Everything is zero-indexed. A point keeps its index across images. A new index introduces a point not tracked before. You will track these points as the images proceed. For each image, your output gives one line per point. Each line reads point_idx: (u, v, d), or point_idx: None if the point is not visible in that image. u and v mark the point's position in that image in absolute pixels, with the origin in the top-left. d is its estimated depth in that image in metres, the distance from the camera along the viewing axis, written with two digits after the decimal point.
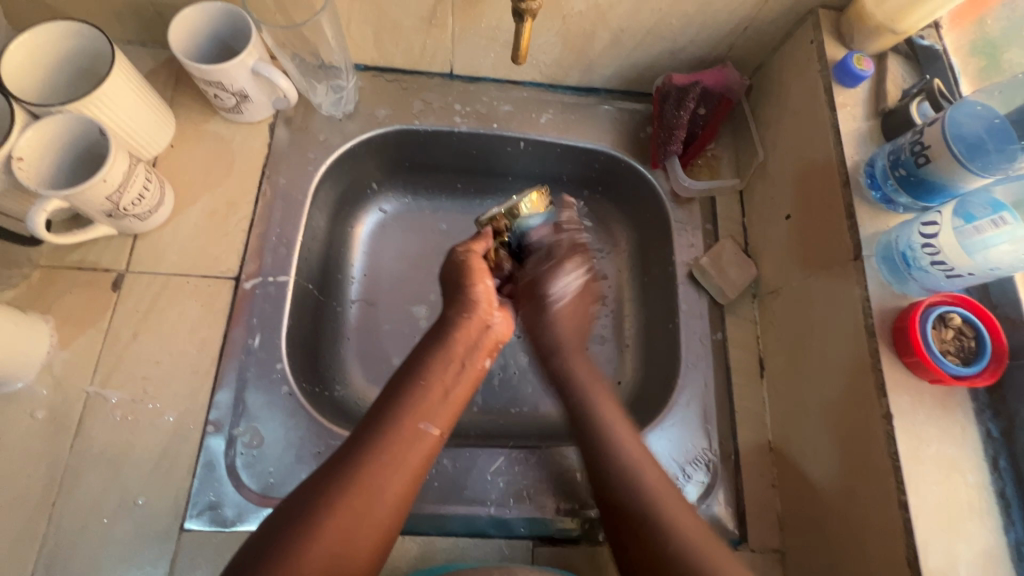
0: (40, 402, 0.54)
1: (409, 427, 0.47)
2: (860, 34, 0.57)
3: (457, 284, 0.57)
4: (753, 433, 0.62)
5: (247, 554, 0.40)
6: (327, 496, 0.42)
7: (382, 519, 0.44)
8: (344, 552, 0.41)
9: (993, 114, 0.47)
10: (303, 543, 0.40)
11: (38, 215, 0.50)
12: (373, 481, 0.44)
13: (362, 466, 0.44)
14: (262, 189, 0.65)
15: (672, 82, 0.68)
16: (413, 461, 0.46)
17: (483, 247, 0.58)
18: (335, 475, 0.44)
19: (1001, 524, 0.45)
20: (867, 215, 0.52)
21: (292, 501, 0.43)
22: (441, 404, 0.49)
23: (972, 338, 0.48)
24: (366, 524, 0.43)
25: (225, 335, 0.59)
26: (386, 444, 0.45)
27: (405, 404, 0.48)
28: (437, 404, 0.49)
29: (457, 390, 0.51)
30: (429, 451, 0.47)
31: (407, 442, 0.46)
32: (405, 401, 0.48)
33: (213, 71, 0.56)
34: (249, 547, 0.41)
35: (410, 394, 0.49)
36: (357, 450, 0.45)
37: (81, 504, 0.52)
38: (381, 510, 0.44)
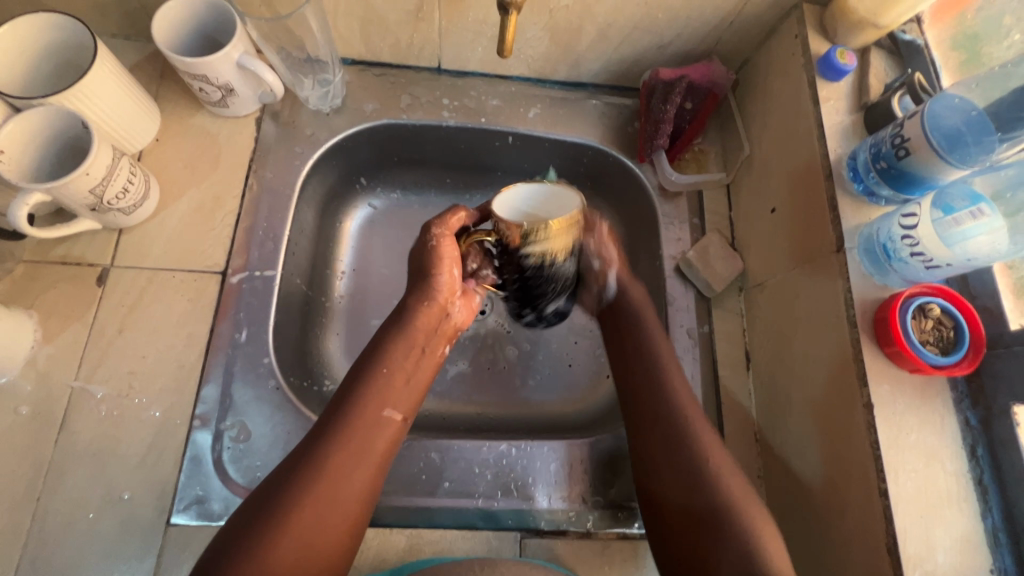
0: (24, 398, 0.54)
1: (370, 413, 0.49)
2: (843, 28, 0.58)
3: (418, 271, 0.56)
4: (739, 425, 0.62)
5: (223, 545, 0.42)
6: (294, 483, 0.44)
7: (352, 501, 0.46)
8: (317, 536, 0.43)
9: (971, 106, 0.48)
10: (275, 530, 0.42)
11: (21, 208, 0.49)
12: (339, 466, 0.46)
13: (327, 454, 0.46)
14: (249, 183, 0.65)
15: (658, 77, 0.69)
16: (376, 445, 0.48)
17: (455, 224, 0.54)
18: (300, 464, 0.45)
19: (979, 511, 0.46)
20: (849, 208, 0.53)
21: (261, 491, 0.45)
22: (400, 390, 0.52)
23: (951, 328, 0.48)
24: (337, 508, 0.45)
25: (212, 329, 0.59)
26: (349, 431, 0.48)
27: (367, 393, 0.50)
28: (397, 390, 0.52)
29: (415, 376, 0.53)
30: (391, 435, 0.50)
31: (370, 428, 0.49)
32: (366, 389, 0.50)
33: (197, 64, 0.56)
34: (223, 539, 0.43)
35: (370, 383, 0.51)
36: (322, 439, 0.47)
37: (66, 500, 0.52)
38: (349, 494, 0.46)
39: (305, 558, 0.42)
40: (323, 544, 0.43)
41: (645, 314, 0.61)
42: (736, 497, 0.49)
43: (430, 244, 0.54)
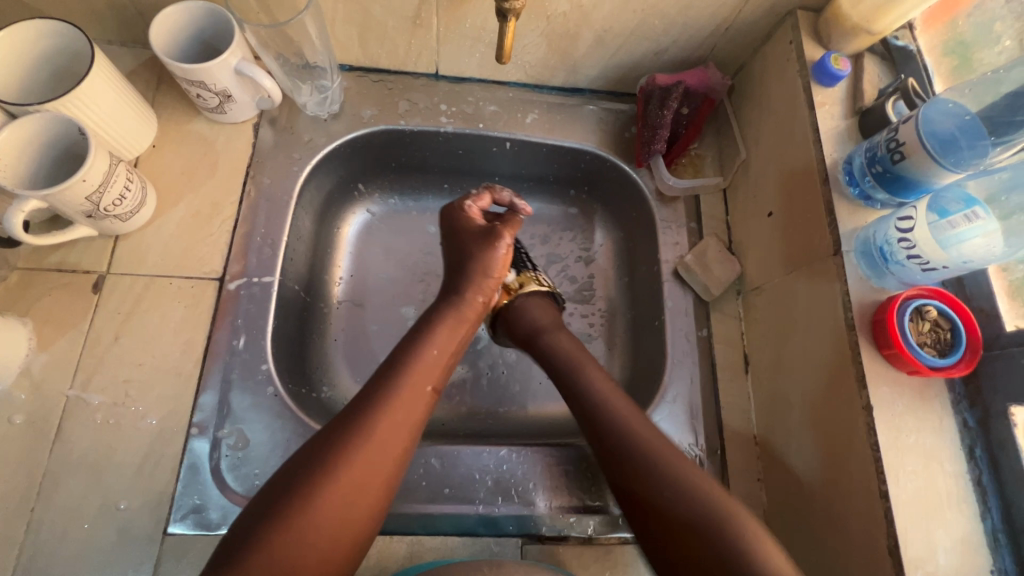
0: (18, 407, 0.53)
1: (412, 389, 0.50)
2: (836, 35, 0.58)
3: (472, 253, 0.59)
4: (738, 429, 0.63)
5: (254, 509, 0.44)
6: (338, 443, 0.46)
7: (385, 471, 0.46)
8: (355, 494, 0.45)
9: (964, 111, 0.49)
10: (317, 484, 0.44)
11: (15, 216, 0.49)
12: (381, 432, 0.47)
13: (368, 418, 0.47)
14: (246, 190, 0.65)
15: (655, 83, 0.69)
16: (415, 415, 0.49)
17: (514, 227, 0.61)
18: (343, 427, 0.47)
19: (978, 512, 0.46)
20: (846, 211, 0.53)
21: (307, 450, 0.46)
22: (440, 366, 0.53)
23: (948, 330, 0.49)
24: (375, 470, 0.46)
25: (210, 336, 0.59)
26: (394, 398, 0.49)
27: (411, 363, 0.51)
28: (437, 365, 0.53)
29: (453, 353, 0.55)
30: (428, 406, 0.51)
31: (414, 396, 0.50)
32: (414, 363, 0.52)
33: (195, 70, 0.56)
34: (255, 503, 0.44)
35: (413, 356, 0.52)
36: (365, 404, 0.48)
37: (61, 510, 0.51)
38: (384, 462, 0.47)
39: (346, 510, 0.44)
40: (360, 501, 0.45)
41: (585, 371, 0.58)
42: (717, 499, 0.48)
43: (494, 239, 0.59)
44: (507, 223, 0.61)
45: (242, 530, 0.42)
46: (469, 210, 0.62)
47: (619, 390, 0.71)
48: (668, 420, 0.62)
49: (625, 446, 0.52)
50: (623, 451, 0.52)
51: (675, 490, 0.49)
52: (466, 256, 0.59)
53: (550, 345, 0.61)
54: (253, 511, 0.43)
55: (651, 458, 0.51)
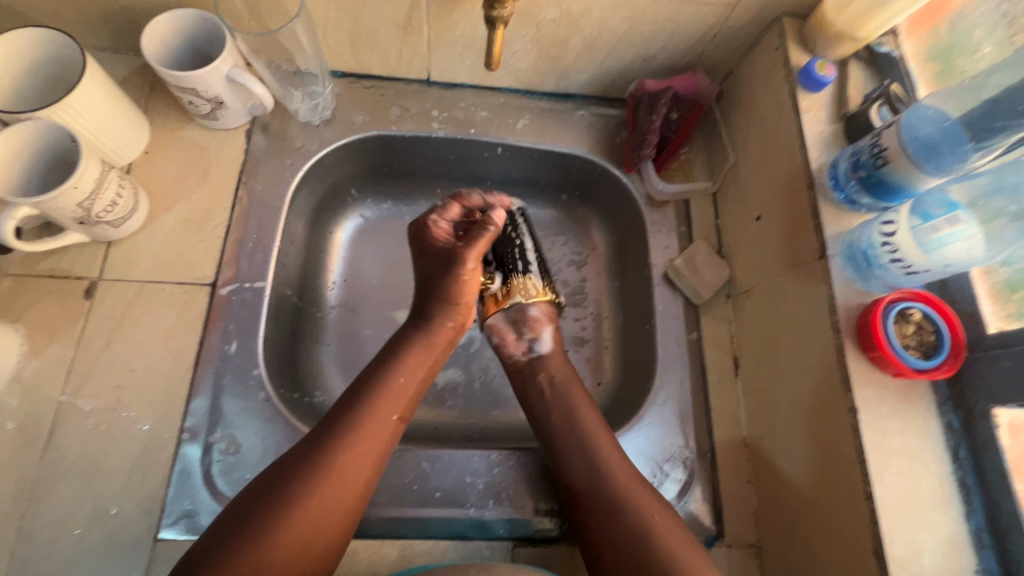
0: (9, 413, 0.53)
1: (376, 418, 0.51)
2: (821, 41, 0.59)
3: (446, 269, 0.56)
4: (729, 431, 0.63)
5: (212, 537, 0.44)
6: (308, 466, 0.47)
7: (345, 500, 0.47)
8: (320, 517, 0.46)
9: (945, 117, 0.49)
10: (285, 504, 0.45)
11: (7, 223, 0.49)
12: (349, 455, 0.48)
13: (340, 442, 0.49)
14: (239, 195, 0.65)
15: (644, 88, 0.70)
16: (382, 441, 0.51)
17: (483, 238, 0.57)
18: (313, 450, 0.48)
19: (963, 512, 0.46)
20: (832, 215, 0.54)
21: (277, 471, 0.47)
22: (408, 390, 0.55)
23: (932, 333, 0.49)
24: (342, 494, 0.47)
25: (202, 341, 0.59)
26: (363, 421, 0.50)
27: (380, 387, 0.53)
28: (404, 394, 0.54)
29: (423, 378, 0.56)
30: (392, 436, 0.52)
31: (382, 422, 0.51)
32: (380, 391, 0.53)
33: (187, 78, 0.56)
34: (213, 533, 0.44)
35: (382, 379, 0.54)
36: (334, 427, 0.50)
37: (52, 516, 0.51)
38: (344, 492, 0.47)
39: (309, 533, 0.45)
40: (323, 525, 0.46)
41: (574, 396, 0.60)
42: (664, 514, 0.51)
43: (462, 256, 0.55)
44: (470, 241, 0.55)
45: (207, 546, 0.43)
46: (437, 226, 0.58)
47: (610, 393, 0.71)
48: (659, 423, 0.63)
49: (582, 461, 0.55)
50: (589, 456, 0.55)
51: (610, 510, 0.52)
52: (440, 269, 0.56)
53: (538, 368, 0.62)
54: (212, 539, 0.44)
55: (623, 486, 0.53)
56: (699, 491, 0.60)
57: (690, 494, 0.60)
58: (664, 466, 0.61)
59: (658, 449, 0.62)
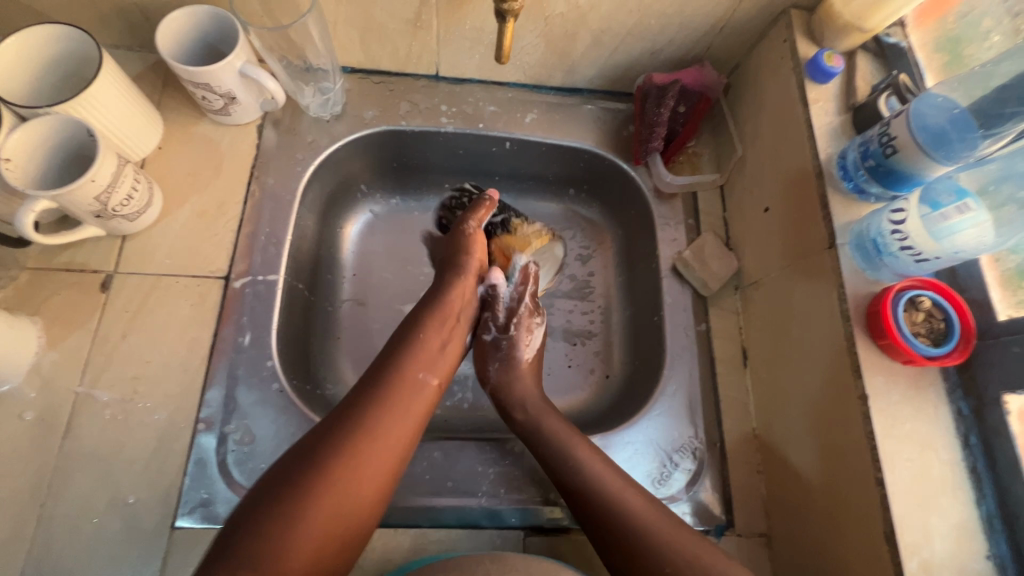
0: (28, 404, 0.54)
1: (413, 376, 0.53)
2: (830, 31, 0.59)
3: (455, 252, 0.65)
4: (738, 423, 0.63)
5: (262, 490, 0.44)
6: (343, 429, 0.47)
7: (388, 457, 0.48)
8: (358, 478, 0.46)
9: (953, 105, 0.49)
10: (324, 463, 0.45)
11: (27, 215, 0.50)
12: (382, 415, 0.49)
13: (372, 406, 0.49)
14: (251, 190, 0.66)
15: (652, 82, 0.70)
16: (416, 405, 0.52)
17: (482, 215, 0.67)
18: (349, 413, 0.49)
19: (974, 498, 0.47)
20: (841, 205, 0.54)
21: (315, 432, 0.47)
22: (436, 356, 0.56)
23: (942, 320, 0.50)
24: (380, 456, 0.47)
25: (216, 334, 0.60)
26: (391, 387, 0.51)
27: (405, 357, 0.54)
28: (438, 358, 0.56)
29: (449, 348, 0.58)
30: (432, 398, 0.54)
31: (411, 385, 0.52)
32: (414, 348, 0.55)
33: (200, 73, 0.57)
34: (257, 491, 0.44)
35: (408, 347, 0.55)
36: (367, 394, 0.50)
37: (71, 504, 0.52)
38: (389, 446, 0.48)
39: (349, 492, 0.45)
40: (361, 485, 0.46)
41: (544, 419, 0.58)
42: (646, 515, 0.49)
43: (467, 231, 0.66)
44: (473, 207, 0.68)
45: (249, 509, 0.43)
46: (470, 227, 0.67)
47: (619, 385, 0.71)
48: (668, 414, 0.63)
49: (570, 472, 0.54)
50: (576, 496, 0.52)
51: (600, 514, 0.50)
52: (449, 253, 0.65)
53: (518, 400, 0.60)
54: (258, 494, 0.43)
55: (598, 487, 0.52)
56: (708, 481, 0.61)
57: (700, 484, 0.60)
58: (674, 457, 0.61)
59: (668, 439, 0.62)
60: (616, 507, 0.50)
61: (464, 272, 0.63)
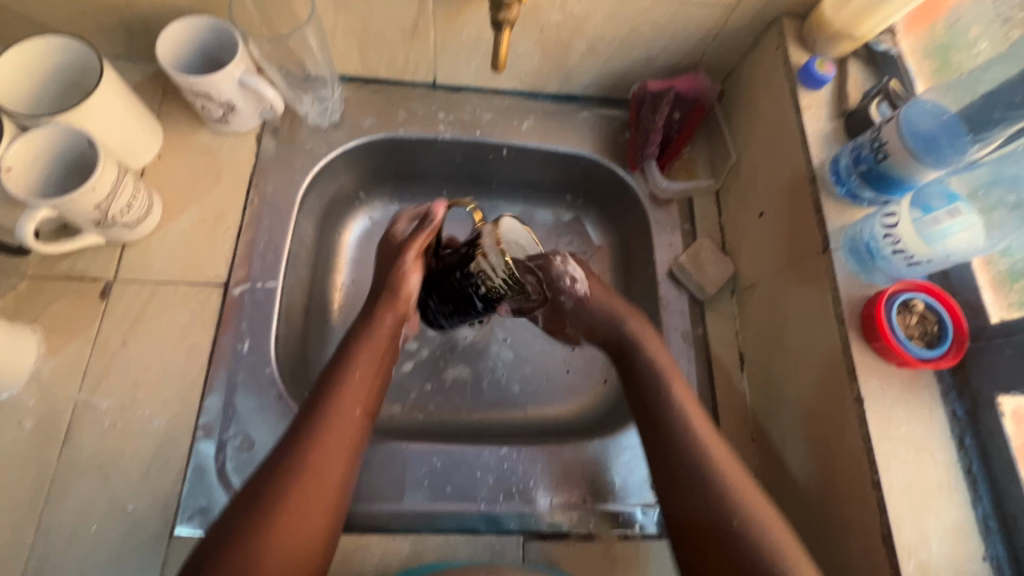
0: (27, 412, 0.54)
1: (340, 414, 0.49)
2: (821, 39, 0.60)
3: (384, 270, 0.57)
4: (735, 426, 0.63)
5: (192, 567, 0.41)
6: (269, 487, 0.44)
7: (326, 500, 0.45)
8: (298, 538, 0.43)
9: (941, 111, 0.50)
10: (255, 533, 0.42)
11: (27, 224, 0.50)
12: (313, 473, 0.45)
13: (300, 464, 0.45)
14: (250, 198, 0.66)
15: (647, 88, 0.71)
16: (347, 441, 0.48)
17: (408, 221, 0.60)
18: (275, 474, 0.45)
19: (969, 499, 0.47)
20: (834, 209, 0.55)
21: (238, 498, 0.44)
22: (365, 392, 0.52)
23: (935, 322, 0.50)
24: (315, 506, 0.45)
25: (215, 340, 0.60)
26: (318, 431, 0.47)
27: (331, 394, 0.50)
28: (365, 388, 0.52)
29: (379, 377, 0.54)
30: (365, 430, 0.51)
31: (341, 433, 0.48)
32: (335, 386, 0.50)
33: (200, 82, 0.57)
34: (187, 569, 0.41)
35: (331, 388, 0.50)
36: (292, 443, 0.47)
37: (69, 512, 0.52)
38: (327, 492, 0.45)
39: (290, 556, 0.42)
40: (301, 546, 0.43)
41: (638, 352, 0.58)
42: (735, 486, 0.47)
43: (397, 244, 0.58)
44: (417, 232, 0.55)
45: None
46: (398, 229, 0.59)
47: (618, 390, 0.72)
48: None
49: (699, 468, 0.48)
50: (691, 490, 0.48)
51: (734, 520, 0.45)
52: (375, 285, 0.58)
53: (623, 342, 0.59)
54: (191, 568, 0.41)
55: (721, 478, 0.47)
56: None
57: None
58: None
59: None
60: (703, 452, 0.49)
61: (397, 302, 0.56)
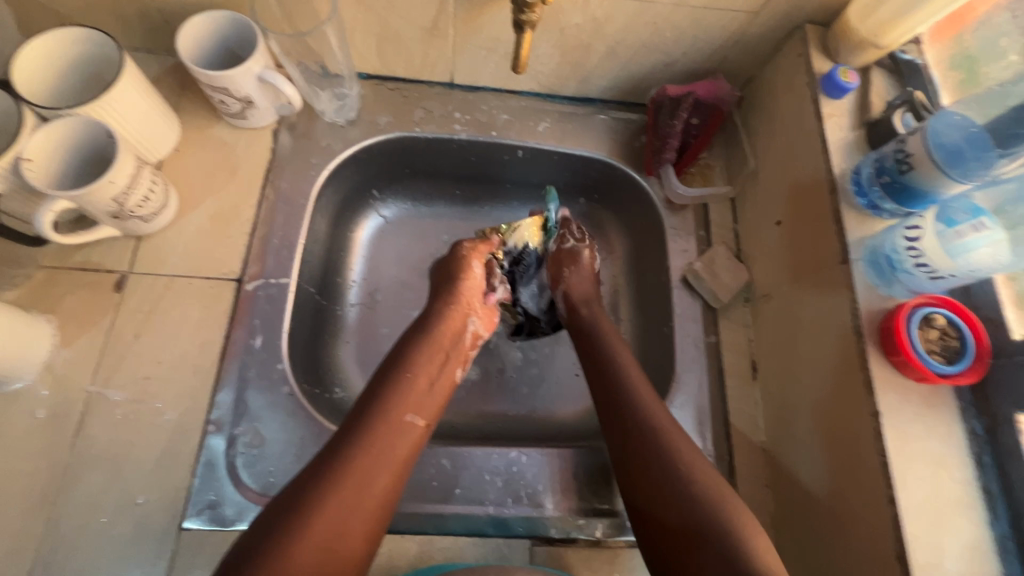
0: (40, 402, 0.55)
1: (398, 418, 0.51)
2: (845, 48, 0.60)
3: (444, 281, 0.62)
4: (746, 436, 0.63)
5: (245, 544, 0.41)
6: (327, 470, 0.46)
7: (374, 504, 0.46)
8: (345, 525, 0.44)
9: (970, 124, 0.50)
10: (309, 515, 0.43)
11: (45, 217, 0.51)
12: (362, 465, 0.47)
13: (356, 452, 0.47)
14: (265, 193, 0.66)
15: (665, 93, 0.70)
16: (402, 448, 0.50)
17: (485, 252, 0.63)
18: (333, 457, 0.47)
19: (986, 519, 0.46)
20: (854, 220, 0.54)
21: (302, 477, 0.46)
22: (424, 397, 0.54)
23: (955, 338, 0.50)
24: (364, 504, 0.45)
25: (227, 335, 0.60)
26: (377, 429, 0.49)
27: (394, 396, 0.52)
28: (425, 397, 0.54)
29: (438, 385, 0.56)
30: (420, 440, 0.52)
31: (398, 429, 0.50)
32: (400, 387, 0.53)
33: (219, 77, 0.57)
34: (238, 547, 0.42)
35: (395, 386, 0.53)
36: (351, 435, 0.48)
37: (79, 504, 0.52)
38: (374, 493, 0.46)
39: (335, 535, 0.43)
40: (346, 535, 0.44)
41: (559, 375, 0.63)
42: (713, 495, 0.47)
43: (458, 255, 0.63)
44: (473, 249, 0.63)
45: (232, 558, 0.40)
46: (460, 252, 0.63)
47: None
48: None
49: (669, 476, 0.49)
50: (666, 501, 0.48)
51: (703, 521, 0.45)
52: (438, 278, 0.63)
53: None
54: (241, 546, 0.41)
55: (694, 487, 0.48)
56: None
57: None
58: None
59: None
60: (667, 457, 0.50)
61: (455, 304, 0.60)
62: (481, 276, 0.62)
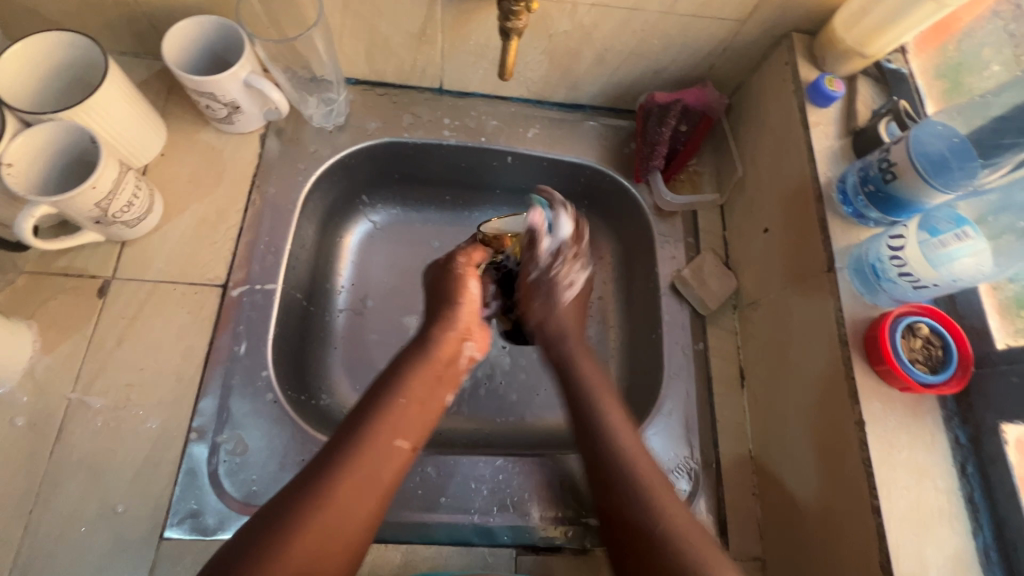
0: (20, 409, 0.54)
1: (384, 443, 0.48)
2: (831, 57, 0.60)
3: (443, 301, 0.60)
4: (733, 444, 0.63)
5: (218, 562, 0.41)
6: (306, 494, 0.44)
7: (351, 531, 0.45)
8: (322, 550, 0.43)
9: (953, 134, 0.50)
10: (285, 540, 0.42)
11: (26, 221, 0.50)
12: (344, 491, 0.45)
13: (338, 477, 0.46)
14: (252, 199, 0.66)
15: (654, 99, 0.71)
16: (387, 474, 0.48)
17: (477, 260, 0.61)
18: (314, 481, 0.45)
19: (969, 528, 0.46)
20: (840, 228, 0.54)
21: (280, 497, 0.45)
22: (412, 421, 0.51)
23: (939, 347, 0.50)
24: (342, 531, 0.44)
25: (211, 342, 0.59)
26: (361, 454, 0.47)
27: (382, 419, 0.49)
28: (413, 420, 0.51)
29: (429, 407, 0.53)
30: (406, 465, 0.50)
31: (383, 455, 0.48)
32: (388, 410, 0.50)
33: (205, 82, 0.57)
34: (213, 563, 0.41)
35: (383, 407, 0.50)
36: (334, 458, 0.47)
37: (58, 513, 0.52)
38: (353, 520, 0.45)
39: (310, 561, 0.42)
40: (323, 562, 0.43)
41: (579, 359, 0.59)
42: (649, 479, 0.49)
43: (455, 270, 0.60)
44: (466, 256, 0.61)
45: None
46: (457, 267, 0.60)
47: None
48: (664, 434, 0.62)
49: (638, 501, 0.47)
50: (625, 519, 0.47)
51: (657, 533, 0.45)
52: (439, 296, 0.60)
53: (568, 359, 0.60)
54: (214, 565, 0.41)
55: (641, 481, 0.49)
56: (703, 502, 0.60)
57: (695, 506, 0.60)
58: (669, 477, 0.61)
59: (663, 458, 0.61)
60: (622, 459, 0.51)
61: (454, 326, 0.58)
62: (477, 294, 0.60)
